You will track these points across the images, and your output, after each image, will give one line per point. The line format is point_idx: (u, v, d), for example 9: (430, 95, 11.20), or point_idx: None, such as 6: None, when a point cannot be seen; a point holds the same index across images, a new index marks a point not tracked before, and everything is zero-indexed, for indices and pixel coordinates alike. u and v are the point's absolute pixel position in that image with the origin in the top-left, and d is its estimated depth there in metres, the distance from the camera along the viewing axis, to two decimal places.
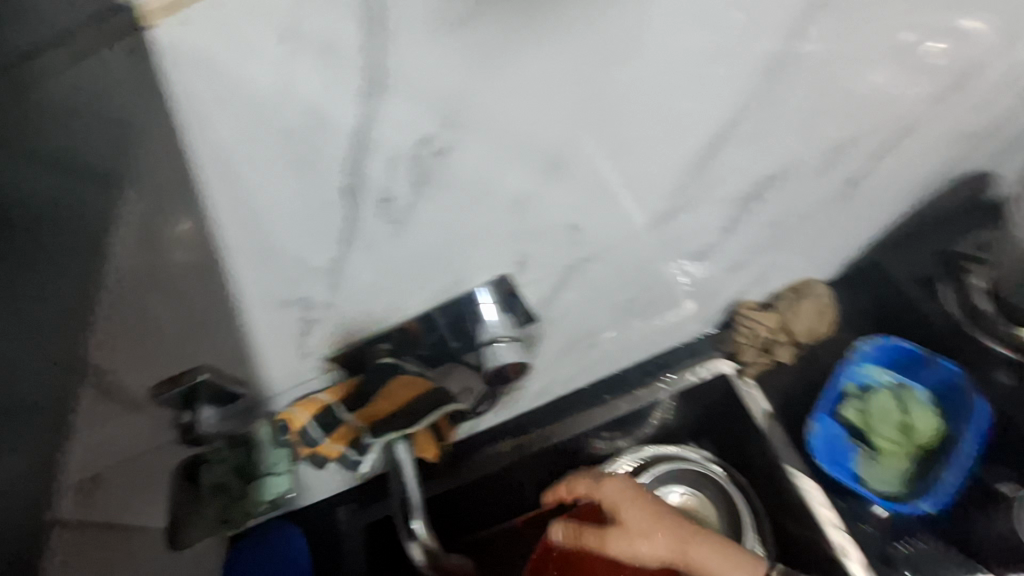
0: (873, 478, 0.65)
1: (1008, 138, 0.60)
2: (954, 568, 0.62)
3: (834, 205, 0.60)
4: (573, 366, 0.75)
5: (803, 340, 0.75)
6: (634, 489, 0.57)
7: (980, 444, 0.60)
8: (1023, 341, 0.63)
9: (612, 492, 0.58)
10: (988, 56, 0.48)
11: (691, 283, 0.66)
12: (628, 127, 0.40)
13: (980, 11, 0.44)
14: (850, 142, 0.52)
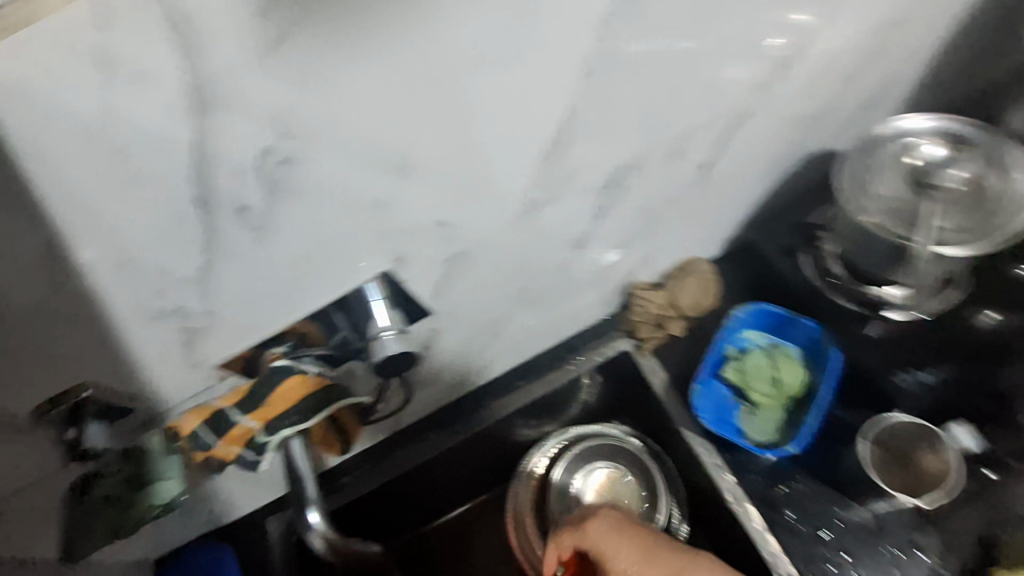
0: (754, 431, 0.74)
1: (836, 119, 0.68)
2: (823, 501, 0.69)
3: (693, 189, 0.67)
4: (484, 355, 0.79)
5: (692, 313, 0.81)
6: (617, 528, 0.70)
7: (834, 390, 0.70)
8: (869, 298, 0.71)
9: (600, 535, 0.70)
10: (796, 49, 0.55)
11: (581, 270, 0.72)
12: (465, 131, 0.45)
13: (780, 12, 0.50)
14: (694, 131, 0.58)
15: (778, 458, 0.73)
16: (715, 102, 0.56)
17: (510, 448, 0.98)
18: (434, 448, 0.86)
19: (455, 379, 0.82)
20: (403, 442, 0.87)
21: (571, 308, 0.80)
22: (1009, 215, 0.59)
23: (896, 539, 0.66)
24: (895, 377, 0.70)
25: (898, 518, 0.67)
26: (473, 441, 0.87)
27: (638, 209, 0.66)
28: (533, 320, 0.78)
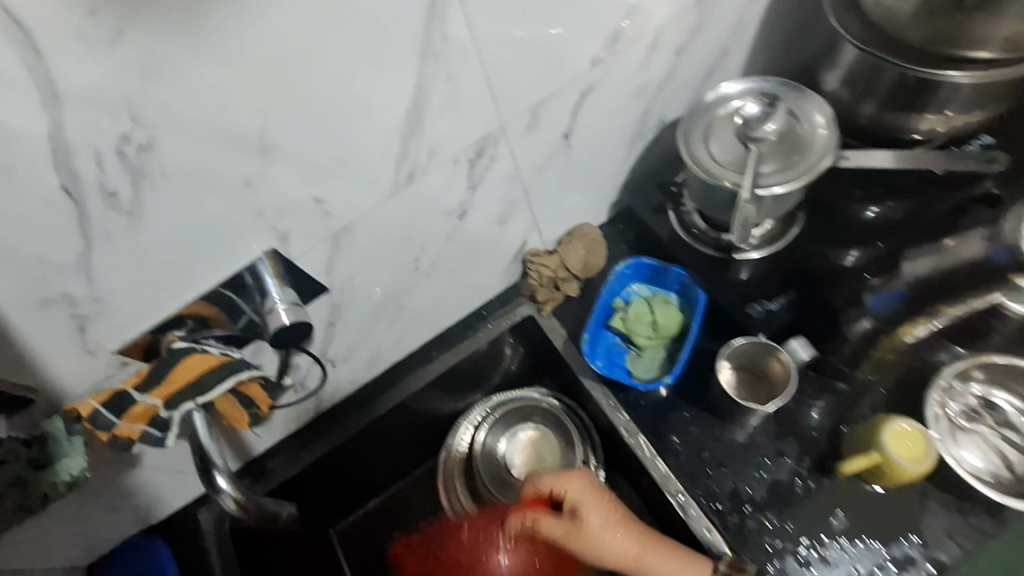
0: (640, 370, 0.84)
1: (677, 87, 0.78)
2: (701, 425, 0.79)
3: (557, 157, 0.75)
4: (394, 328, 0.85)
5: (582, 274, 0.90)
6: (596, 489, 0.71)
7: (699, 327, 0.79)
8: (724, 244, 0.80)
9: (579, 490, 0.71)
10: (621, 27, 0.64)
11: (469, 239, 0.78)
12: (316, 109, 0.50)
13: None
14: (543, 103, 0.65)
15: (662, 393, 0.81)
16: (555, 75, 0.63)
17: (437, 419, 1.04)
18: (358, 421, 0.92)
19: (370, 354, 0.87)
20: (329, 420, 0.92)
21: (472, 278, 0.86)
22: (817, 158, 0.66)
23: (764, 450, 0.75)
24: (746, 306, 0.77)
25: (765, 432, 0.76)
26: (395, 411, 0.93)
27: (510, 176, 0.73)
28: (435, 292, 0.84)
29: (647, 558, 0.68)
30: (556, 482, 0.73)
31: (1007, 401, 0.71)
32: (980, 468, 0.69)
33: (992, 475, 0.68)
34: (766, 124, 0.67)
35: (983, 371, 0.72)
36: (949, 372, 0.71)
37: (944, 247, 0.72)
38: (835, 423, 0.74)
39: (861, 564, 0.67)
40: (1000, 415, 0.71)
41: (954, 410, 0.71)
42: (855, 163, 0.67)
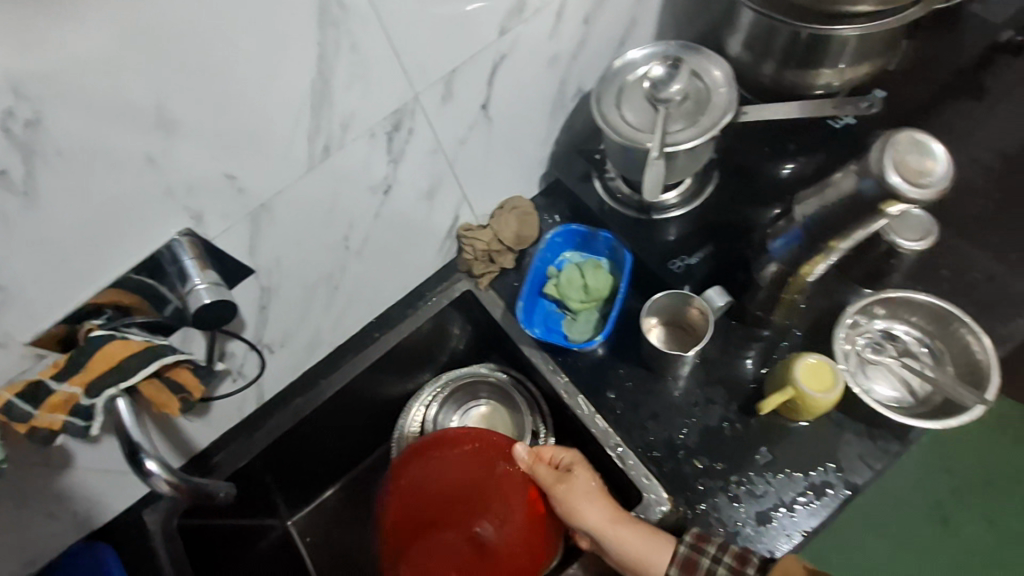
0: (575, 332, 0.87)
1: (589, 58, 0.81)
2: (635, 380, 0.82)
3: (478, 129, 0.77)
4: (332, 311, 0.86)
5: (517, 246, 0.92)
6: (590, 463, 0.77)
7: (626, 285, 0.83)
8: (643, 203, 0.84)
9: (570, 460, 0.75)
10: None
11: (399, 215, 0.79)
12: (210, 82, 0.51)
13: None
14: (455, 74, 0.67)
15: (597, 353, 0.85)
16: (463, 45, 0.65)
17: (388, 400, 1.05)
18: (304, 407, 0.92)
19: (310, 338, 0.87)
20: (276, 408, 0.92)
21: (407, 256, 0.87)
22: (719, 113, 0.70)
23: (694, 399, 0.79)
24: (669, 263, 0.80)
25: (693, 381, 0.80)
26: (341, 393, 0.95)
27: (432, 149, 0.74)
28: (371, 273, 0.85)
29: (617, 528, 0.69)
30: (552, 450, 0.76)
31: (906, 331, 0.77)
32: (885, 394, 0.75)
33: (896, 399, 0.74)
34: (671, 86, 0.71)
35: (884, 307, 0.77)
36: (853, 311, 0.75)
37: (833, 181, 0.59)
38: (756, 367, 0.79)
39: (786, 494, 0.72)
40: (900, 345, 0.77)
41: (859, 345, 0.77)
42: (754, 116, 0.75)
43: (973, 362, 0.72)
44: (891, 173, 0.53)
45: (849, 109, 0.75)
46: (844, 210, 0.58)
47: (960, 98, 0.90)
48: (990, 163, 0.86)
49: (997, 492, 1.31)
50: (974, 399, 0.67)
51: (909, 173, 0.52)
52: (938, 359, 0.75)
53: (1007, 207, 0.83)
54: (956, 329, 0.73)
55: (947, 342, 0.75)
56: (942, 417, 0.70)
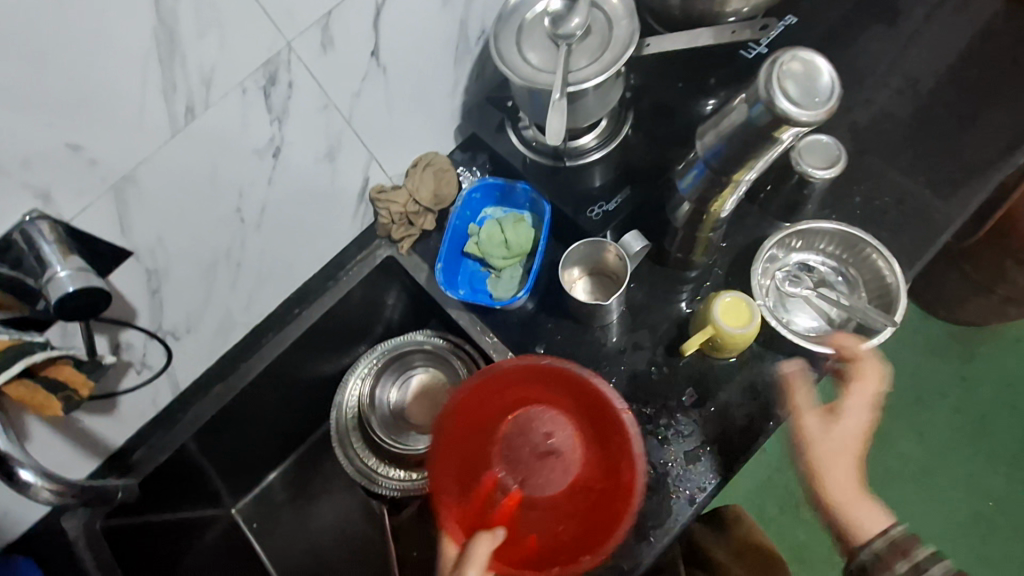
0: (501, 290, 0.84)
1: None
2: (561, 334, 0.80)
3: (371, 79, 0.71)
4: (240, 288, 0.80)
5: (434, 204, 0.87)
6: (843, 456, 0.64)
7: (545, 235, 0.81)
8: (558, 149, 0.81)
9: (847, 477, 0.63)
10: None
11: (297, 179, 0.74)
12: (18, 37, 0.44)
13: None
14: (331, 17, 0.61)
15: (523, 309, 0.83)
16: None
17: (320, 377, 1.02)
18: (227, 393, 0.88)
19: (221, 320, 0.81)
20: (197, 395, 0.88)
21: (316, 226, 0.82)
22: (622, 47, 0.66)
23: (621, 347, 0.78)
24: (585, 212, 0.78)
25: (621, 329, 0.79)
26: (265, 374, 0.90)
27: (323, 106, 0.68)
28: (276, 245, 0.79)
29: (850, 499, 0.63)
30: (810, 419, 0.66)
31: (821, 260, 0.78)
32: (804, 324, 0.75)
33: (814, 328, 0.75)
34: (570, 20, 0.67)
35: (799, 239, 0.77)
36: (770, 245, 0.75)
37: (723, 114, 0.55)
38: (680, 310, 0.78)
39: (712, 431, 0.72)
40: (816, 274, 0.77)
41: (777, 278, 0.77)
42: (656, 48, 0.72)
43: (883, 285, 0.73)
44: (775, 97, 0.46)
45: (745, 28, 0.73)
46: (738, 141, 0.53)
47: (879, 20, 0.88)
48: (902, 87, 0.85)
49: (925, 406, 1.38)
50: (883, 321, 0.68)
51: (801, 93, 0.46)
52: (851, 285, 0.76)
53: (918, 130, 0.83)
54: (867, 254, 0.74)
55: (858, 267, 0.76)
56: (856, 341, 0.71)
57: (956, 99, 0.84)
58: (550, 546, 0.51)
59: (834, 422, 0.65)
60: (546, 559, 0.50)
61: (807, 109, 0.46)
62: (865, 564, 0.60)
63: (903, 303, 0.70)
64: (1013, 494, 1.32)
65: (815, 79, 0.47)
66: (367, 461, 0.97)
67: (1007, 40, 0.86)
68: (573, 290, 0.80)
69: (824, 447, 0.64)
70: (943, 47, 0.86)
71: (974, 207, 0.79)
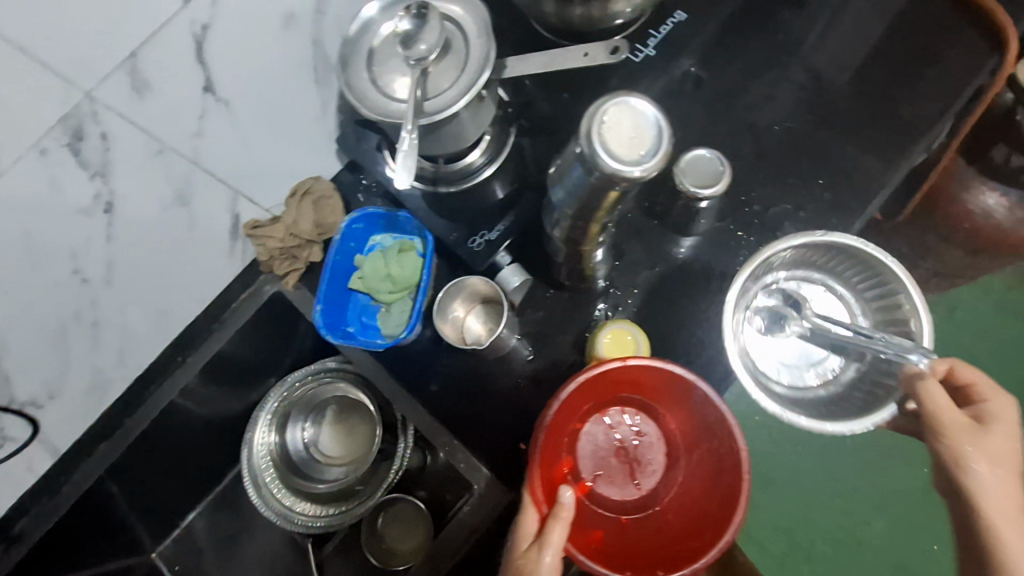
0: (391, 325, 0.80)
1: (336, 13, 0.67)
2: (456, 366, 0.77)
3: (212, 116, 0.64)
4: (105, 347, 0.75)
5: (317, 236, 0.81)
6: (1003, 474, 0.56)
7: (429, 271, 0.76)
8: (433, 173, 0.75)
9: (999, 494, 0.56)
10: None
11: (147, 227, 0.67)
12: None
13: None
14: (135, 59, 0.54)
15: (420, 341, 0.79)
16: (133, 18, 0.52)
17: (227, 416, 0.95)
18: (112, 452, 0.83)
19: (91, 378, 0.77)
20: (82, 454, 0.83)
21: (186, 272, 0.77)
22: (479, 67, 0.60)
23: (518, 376, 0.75)
24: (467, 243, 0.74)
25: (519, 360, 0.75)
26: (154, 429, 0.85)
27: (155, 151, 0.62)
28: (139, 295, 0.73)
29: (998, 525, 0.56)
30: (963, 433, 0.56)
31: (807, 288, 0.69)
32: (808, 379, 0.65)
33: (822, 381, 0.65)
34: (420, 41, 0.59)
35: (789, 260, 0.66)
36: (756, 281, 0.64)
37: (557, 171, 0.54)
38: (576, 336, 0.75)
39: None
40: (807, 303, 0.66)
41: (759, 329, 0.67)
42: (514, 72, 0.62)
43: (894, 304, 0.62)
44: (602, 156, 0.42)
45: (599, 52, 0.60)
46: (581, 194, 0.51)
47: (784, 2, 0.81)
48: (804, 82, 0.80)
49: None
50: (906, 353, 0.55)
51: (621, 147, 0.43)
52: (849, 310, 0.67)
53: (818, 129, 0.79)
54: (863, 269, 0.64)
55: (851, 282, 0.67)
56: (879, 392, 0.60)
57: (859, 93, 0.79)
58: (620, 548, 0.58)
59: (986, 432, 0.56)
60: (614, 557, 0.57)
61: (639, 161, 0.42)
62: None
63: (925, 321, 0.58)
64: None
65: (636, 123, 0.44)
66: (282, 501, 0.92)
67: (915, 25, 0.80)
68: (468, 343, 0.77)
69: (982, 465, 0.55)
70: (846, 36, 0.81)
71: (871, 213, 0.77)
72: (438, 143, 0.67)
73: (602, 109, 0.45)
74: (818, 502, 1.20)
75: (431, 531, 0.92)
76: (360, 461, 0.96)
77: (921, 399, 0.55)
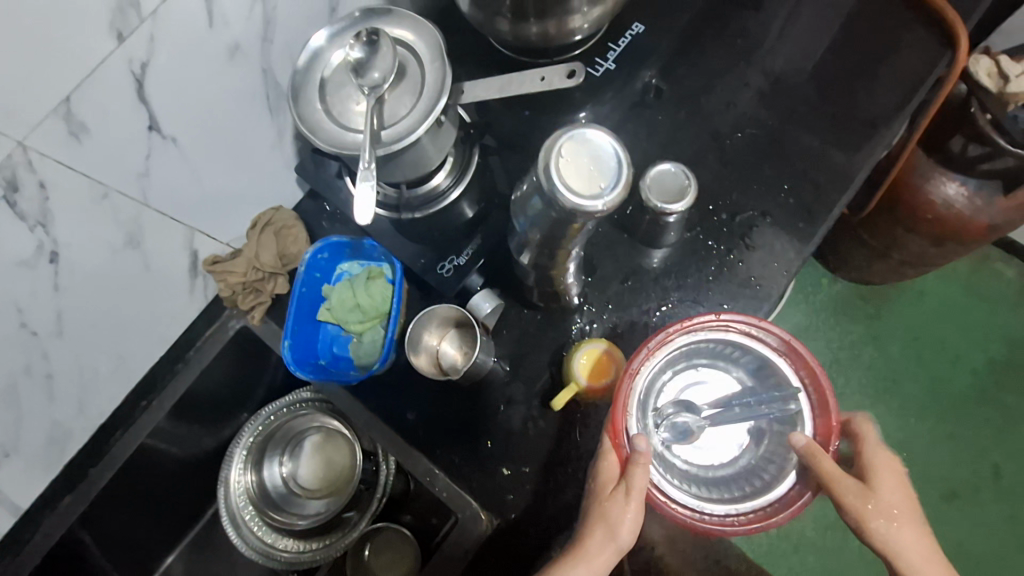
0: (362, 356, 0.78)
1: (285, 41, 0.65)
2: (432, 393, 0.76)
3: (158, 155, 0.61)
4: (62, 398, 0.72)
5: (281, 268, 0.78)
6: (905, 517, 0.52)
7: (398, 300, 0.75)
8: (394, 200, 0.74)
9: (912, 547, 0.52)
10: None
11: (96, 272, 0.64)
12: None
13: None
14: (70, 104, 0.52)
15: (393, 367, 0.77)
16: (65, 60, 0.49)
17: (201, 455, 0.91)
18: (77, 505, 0.79)
19: (49, 431, 0.74)
20: (45, 511, 0.79)
21: (143, 314, 0.73)
22: (435, 92, 0.59)
23: (496, 400, 0.74)
24: (435, 269, 0.73)
25: (495, 382, 0.74)
26: (121, 477, 0.82)
27: (99, 195, 0.59)
28: (94, 342, 0.70)
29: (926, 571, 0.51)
30: (850, 494, 0.52)
31: (688, 376, 0.63)
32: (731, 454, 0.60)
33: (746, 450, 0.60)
34: (372, 69, 0.59)
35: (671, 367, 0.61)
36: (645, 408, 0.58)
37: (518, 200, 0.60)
38: (553, 356, 0.74)
39: None
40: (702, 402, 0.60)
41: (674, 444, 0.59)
42: (472, 96, 0.60)
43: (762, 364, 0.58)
44: (563, 194, 0.44)
45: (560, 73, 0.59)
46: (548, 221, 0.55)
47: (739, 10, 0.82)
48: (762, 87, 0.80)
49: (840, 368, 1.33)
50: (784, 405, 0.55)
51: (580, 184, 0.45)
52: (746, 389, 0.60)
53: (779, 131, 0.79)
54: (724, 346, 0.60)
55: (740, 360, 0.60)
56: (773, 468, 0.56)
57: (818, 96, 0.80)
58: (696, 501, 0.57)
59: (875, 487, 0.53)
60: None
61: (600, 197, 0.45)
62: None
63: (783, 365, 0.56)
64: (961, 469, 1.26)
65: (593, 158, 0.46)
66: (264, 538, 0.88)
67: (868, 23, 0.81)
68: (444, 370, 0.75)
69: (879, 521, 0.52)
70: (801, 39, 0.82)
71: (838, 212, 0.77)
72: (398, 170, 0.66)
73: (557, 144, 0.47)
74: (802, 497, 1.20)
75: (418, 562, 0.88)
76: (342, 491, 0.93)
77: (814, 469, 0.52)
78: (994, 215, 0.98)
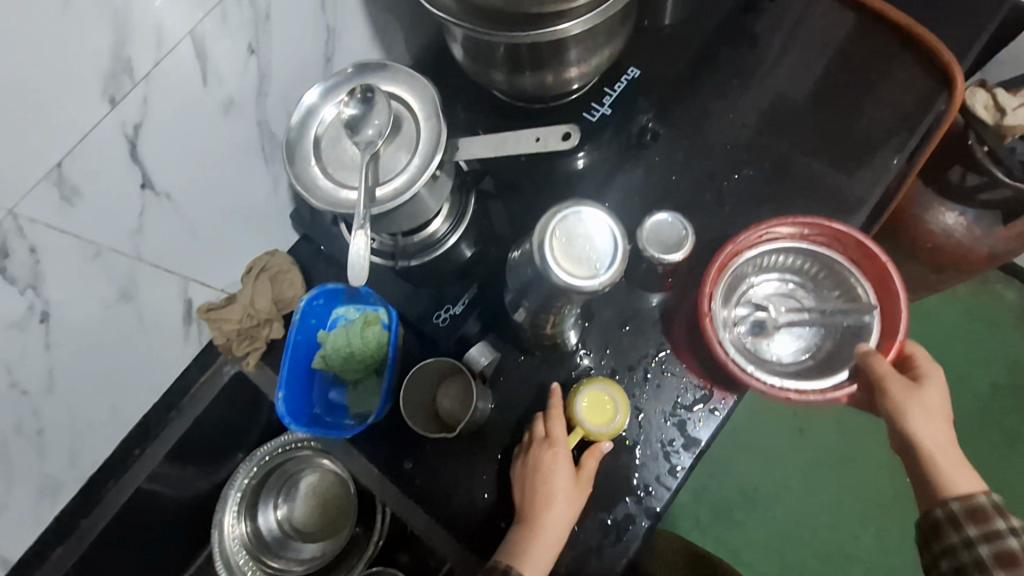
0: (359, 402, 0.78)
1: (280, 95, 0.65)
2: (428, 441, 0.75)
3: (153, 211, 0.61)
4: (54, 452, 0.71)
5: (277, 313, 0.77)
6: (938, 411, 0.59)
7: (393, 349, 0.73)
8: (388, 249, 0.75)
9: (937, 439, 0.59)
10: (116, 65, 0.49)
11: (89, 329, 0.63)
12: None
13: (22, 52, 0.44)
14: (62, 171, 0.51)
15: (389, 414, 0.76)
16: (55, 128, 0.49)
17: (195, 499, 0.90)
18: (69, 557, 0.78)
19: (40, 484, 0.72)
20: (36, 565, 0.78)
21: (137, 365, 0.73)
22: (430, 147, 0.58)
23: (493, 448, 0.73)
24: (432, 318, 0.73)
25: (492, 430, 0.73)
26: (115, 526, 0.81)
27: (92, 254, 0.59)
28: (86, 396, 0.69)
29: (942, 458, 0.59)
30: (901, 390, 0.58)
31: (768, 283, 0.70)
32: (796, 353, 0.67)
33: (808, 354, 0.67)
34: (367, 125, 0.58)
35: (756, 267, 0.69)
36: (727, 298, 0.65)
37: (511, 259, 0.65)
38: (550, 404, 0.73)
39: (595, 538, 0.68)
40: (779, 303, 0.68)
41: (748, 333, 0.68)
42: (467, 153, 0.60)
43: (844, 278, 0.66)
44: (559, 273, 0.47)
45: (554, 134, 0.58)
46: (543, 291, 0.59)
47: (732, 52, 0.82)
48: (758, 128, 0.80)
49: None
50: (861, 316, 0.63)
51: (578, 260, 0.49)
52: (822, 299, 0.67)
53: (776, 172, 0.79)
54: (810, 256, 0.68)
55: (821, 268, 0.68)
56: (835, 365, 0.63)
57: (816, 135, 0.80)
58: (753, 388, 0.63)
59: (919, 387, 0.60)
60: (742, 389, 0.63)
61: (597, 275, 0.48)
62: (938, 523, 0.59)
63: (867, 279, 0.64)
64: None
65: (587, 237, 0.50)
66: None
67: (863, 64, 0.81)
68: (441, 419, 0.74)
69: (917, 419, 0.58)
70: (796, 79, 0.81)
71: None
72: (394, 222, 0.65)
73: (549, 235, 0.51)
74: (805, 531, 1.18)
75: None
76: (337, 534, 0.92)
77: (869, 368, 0.59)
78: (994, 244, 0.97)
